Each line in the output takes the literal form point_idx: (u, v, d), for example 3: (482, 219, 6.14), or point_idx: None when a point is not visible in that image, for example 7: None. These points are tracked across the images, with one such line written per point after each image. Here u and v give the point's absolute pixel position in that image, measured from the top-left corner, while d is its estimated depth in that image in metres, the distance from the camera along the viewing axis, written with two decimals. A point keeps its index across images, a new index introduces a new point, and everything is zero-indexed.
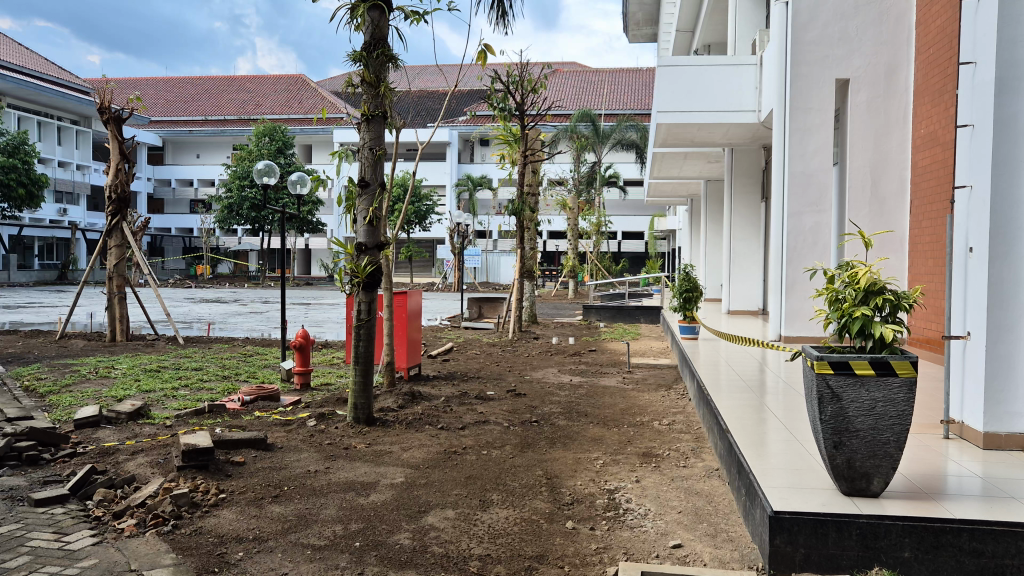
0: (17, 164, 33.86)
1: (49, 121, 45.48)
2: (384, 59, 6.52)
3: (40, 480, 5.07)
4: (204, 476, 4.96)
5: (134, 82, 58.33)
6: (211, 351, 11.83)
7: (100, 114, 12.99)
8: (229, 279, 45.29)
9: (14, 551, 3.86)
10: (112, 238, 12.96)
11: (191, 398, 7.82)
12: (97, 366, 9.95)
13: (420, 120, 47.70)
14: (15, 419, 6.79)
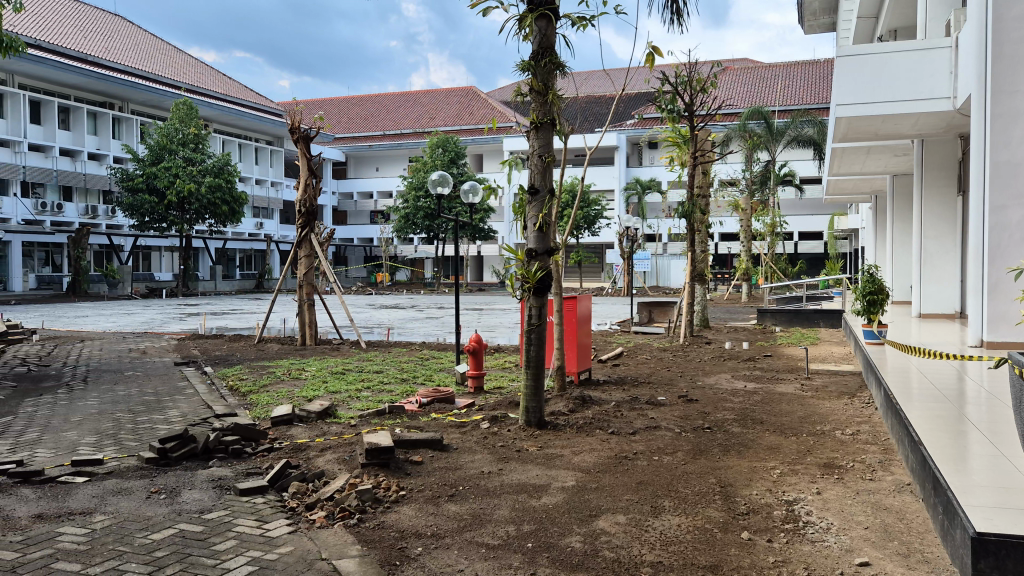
0: (222, 184, 36.92)
1: (248, 143, 49.64)
2: (552, 67, 6.61)
3: (243, 471, 5.54)
4: (385, 473, 5.23)
5: (320, 104, 62.44)
6: (391, 355, 12.43)
7: (291, 133, 13.98)
8: (406, 286, 47.57)
9: (224, 534, 4.23)
10: (302, 249, 13.91)
11: (373, 399, 8.28)
12: (289, 368, 10.72)
13: (587, 126, 47.89)
14: (220, 415, 7.45)
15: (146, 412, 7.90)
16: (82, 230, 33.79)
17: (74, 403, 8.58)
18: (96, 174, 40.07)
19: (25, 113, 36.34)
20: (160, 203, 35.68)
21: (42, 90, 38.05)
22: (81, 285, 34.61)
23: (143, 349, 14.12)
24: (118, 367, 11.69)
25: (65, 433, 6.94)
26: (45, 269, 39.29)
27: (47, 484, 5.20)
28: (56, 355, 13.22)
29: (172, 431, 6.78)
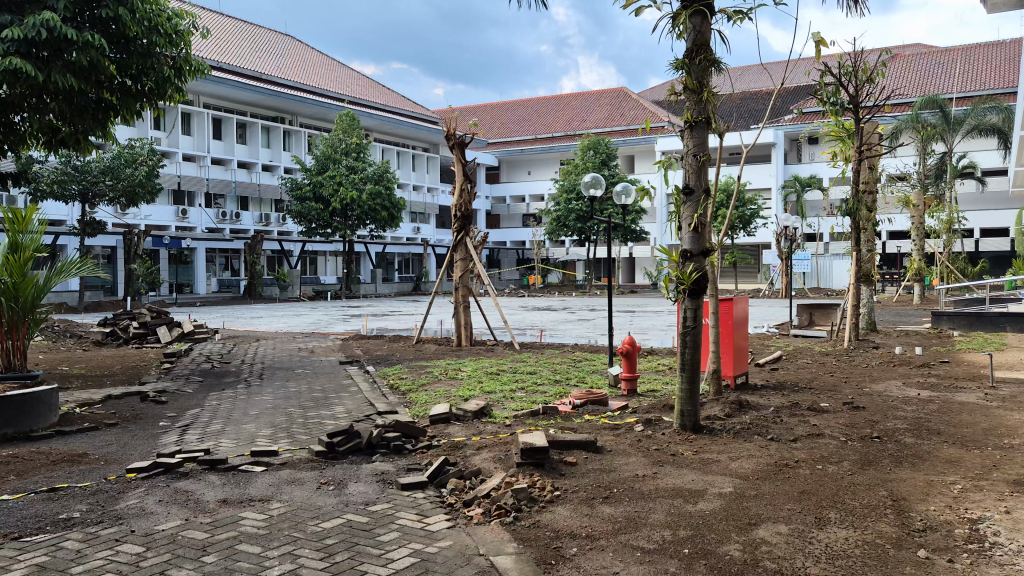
0: (382, 190, 38.53)
1: (406, 151, 51.61)
2: (707, 65, 6.46)
3: (404, 466, 5.76)
4: (540, 473, 5.28)
5: (474, 111, 64.05)
6: (544, 356, 12.57)
7: (447, 140, 14.42)
8: (558, 288, 47.86)
9: (387, 527, 4.43)
10: (458, 252, 14.31)
11: (527, 400, 8.38)
12: (447, 368, 11.03)
13: (742, 123, 46.46)
14: (382, 412, 7.79)
15: (315, 407, 8.39)
16: (258, 236, 36.30)
17: (251, 397, 9.25)
18: (269, 184, 42.95)
19: (208, 130, 39.43)
20: (326, 210, 37.72)
21: (222, 107, 41.21)
22: (256, 288, 37.09)
23: (311, 349, 15.02)
24: (290, 365, 12.49)
25: (245, 425, 7.50)
26: (225, 274, 42.43)
27: (229, 471, 5.62)
28: (236, 353, 14.32)
29: (339, 426, 7.17)
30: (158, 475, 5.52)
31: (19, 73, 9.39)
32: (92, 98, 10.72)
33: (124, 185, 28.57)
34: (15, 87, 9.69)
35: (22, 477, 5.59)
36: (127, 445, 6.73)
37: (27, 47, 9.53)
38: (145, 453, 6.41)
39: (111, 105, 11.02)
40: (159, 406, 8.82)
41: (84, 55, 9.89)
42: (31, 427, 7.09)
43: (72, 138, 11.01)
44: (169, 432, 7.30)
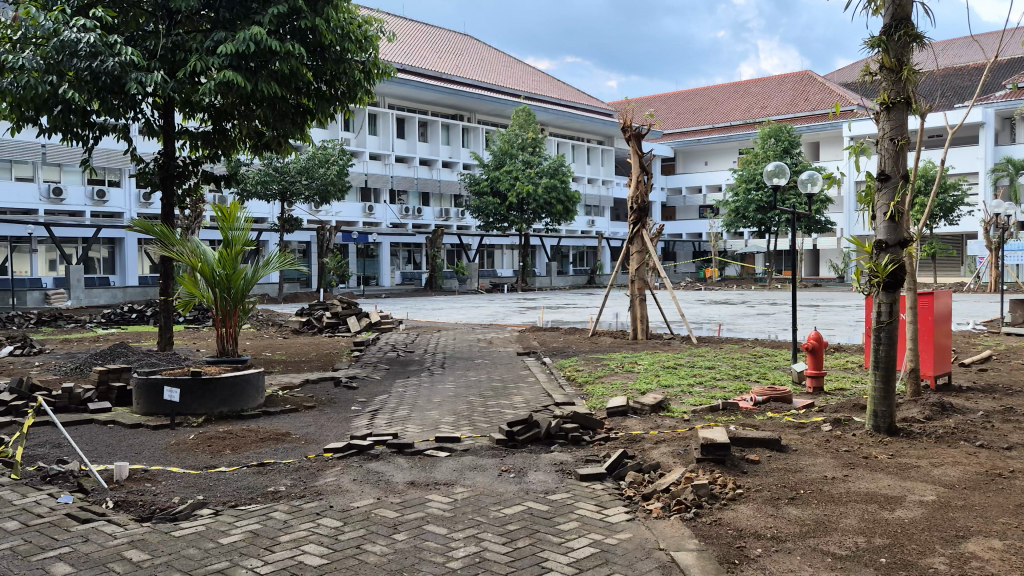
0: (558, 184, 38.70)
1: (581, 144, 51.78)
2: (908, 40, 6.02)
3: (583, 458, 5.81)
4: (721, 470, 5.16)
5: (650, 101, 63.30)
6: (723, 351, 12.22)
7: (624, 132, 14.31)
8: (736, 281, 46.27)
9: (567, 515, 4.48)
10: (634, 245, 14.21)
11: (707, 395, 8.19)
12: (623, 361, 11.00)
13: (945, 103, 42.95)
14: (560, 403, 7.88)
15: (495, 397, 8.64)
16: (439, 231, 37.77)
17: (434, 385, 9.65)
18: (449, 180, 44.53)
19: (392, 129, 41.51)
20: (502, 204, 38.60)
21: (406, 108, 43.18)
22: (437, 281, 38.61)
23: (489, 340, 15.46)
24: (469, 355, 12.91)
25: (429, 411, 7.84)
26: (408, 267, 44.49)
27: (416, 455, 5.90)
28: (419, 342, 15.01)
29: (518, 415, 7.33)
30: (352, 455, 5.88)
31: (232, 84, 10.28)
32: (291, 103, 11.61)
33: (318, 184, 30.54)
34: (228, 97, 10.65)
35: (236, 451, 6.15)
36: (324, 426, 7.23)
37: (238, 60, 10.40)
38: (341, 435, 6.87)
39: (309, 109, 11.90)
40: (351, 391, 9.40)
41: (286, 64, 10.70)
42: (243, 407, 7.77)
43: (274, 141, 11.98)
44: (361, 416, 7.77)
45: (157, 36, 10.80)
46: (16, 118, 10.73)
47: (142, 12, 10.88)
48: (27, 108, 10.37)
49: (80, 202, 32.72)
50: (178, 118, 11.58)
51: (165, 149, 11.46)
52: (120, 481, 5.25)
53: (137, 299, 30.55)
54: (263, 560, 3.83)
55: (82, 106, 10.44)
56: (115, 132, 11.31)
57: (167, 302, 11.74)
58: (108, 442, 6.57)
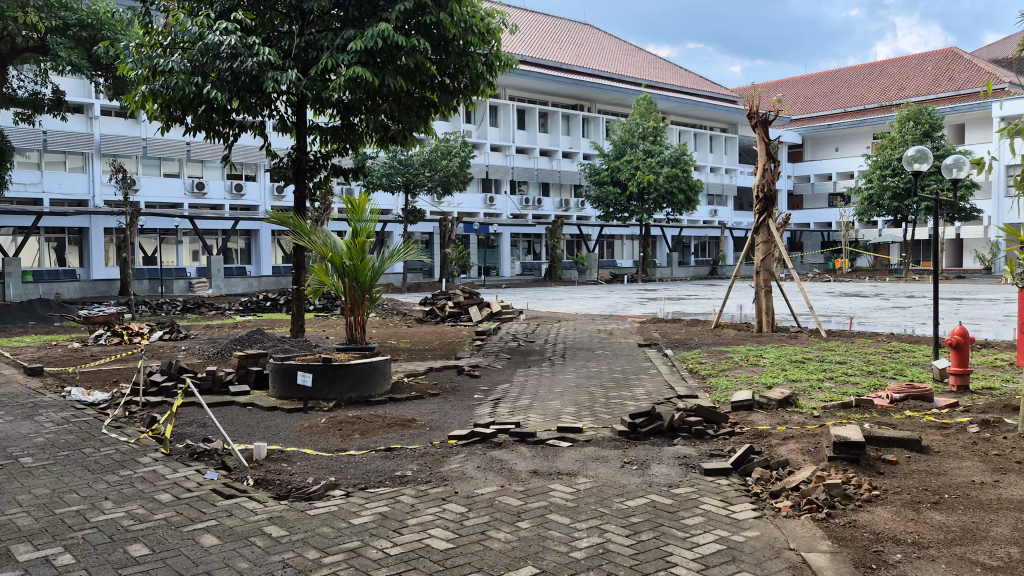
0: (679, 173, 37.84)
1: (703, 132, 50.58)
2: None
3: (706, 452, 5.68)
4: (855, 470, 4.93)
5: (777, 86, 61.18)
6: (855, 345, 11.68)
7: (749, 119, 13.86)
8: (870, 273, 44.10)
9: (691, 510, 4.40)
10: (760, 235, 13.78)
11: (838, 391, 7.85)
12: (747, 354, 10.70)
13: None
14: (682, 396, 7.74)
15: (616, 388, 8.58)
16: (558, 221, 37.84)
17: (555, 375, 9.68)
18: (569, 171, 44.49)
19: (513, 120, 41.87)
20: (622, 194, 38.27)
21: (526, 99, 43.44)
22: (557, 271, 38.74)
23: (609, 331, 15.38)
24: (589, 346, 12.88)
25: (550, 402, 7.87)
26: (528, 258, 44.82)
27: (538, 445, 5.93)
28: (539, 332, 15.11)
29: (640, 408, 7.25)
30: (476, 443, 5.98)
31: (361, 80, 10.63)
32: (416, 97, 11.89)
33: (440, 175, 31.16)
34: (356, 93, 11.01)
35: (365, 436, 6.37)
36: (448, 413, 7.39)
37: (366, 56, 10.73)
38: (464, 422, 6.99)
39: (433, 102, 12.15)
40: (473, 380, 9.56)
41: (412, 58, 10.95)
42: (370, 393, 8.03)
43: (400, 134, 12.31)
44: (483, 404, 7.89)
45: (292, 36, 11.30)
46: (165, 118, 11.46)
47: (277, 14, 11.36)
48: (174, 108, 11.06)
49: (220, 196, 34.71)
50: (310, 115, 12.07)
51: (297, 145, 11.97)
52: (259, 461, 5.53)
53: (271, 288, 32.15)
54: (392, 542, 3.95)
55: (223, 106, 11.06)
56: (253, 129, 11.90)
57: (299, 291, 12.29)
58: (248, 423, 6.94)
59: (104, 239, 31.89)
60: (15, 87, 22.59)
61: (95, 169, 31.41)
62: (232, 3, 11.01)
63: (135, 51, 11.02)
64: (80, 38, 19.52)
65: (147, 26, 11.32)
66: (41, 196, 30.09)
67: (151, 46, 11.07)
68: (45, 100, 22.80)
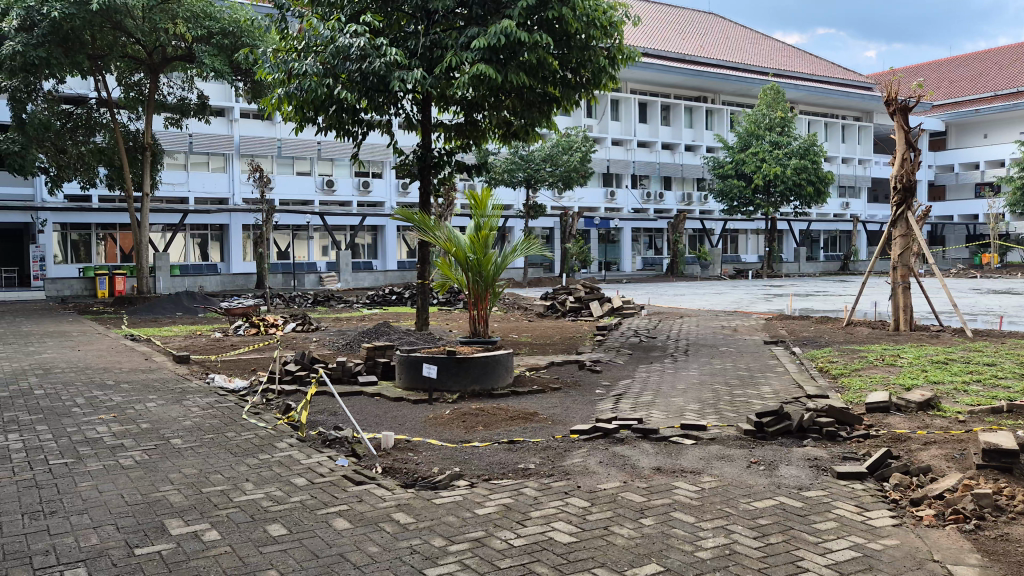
0: (808, 164, 36.16)
1: (835, 121, 48.45)
2: None
3: (839, 454, 5.45)
4: (1007, 480, 4.60)
5: (918, 70, 57.87)
6: (1005, 346, 10.89)
7: (888, 105, 13.11)
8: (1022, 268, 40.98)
9: (823, 515, 4.23)
10: (898, 228, 13.07)
11: (985, 394, 7.36)
12: (883, 354, 10.19)
13: None
14: (812, 396, 7.45)
15: (741, 386, 8.35)
16: (680, 215, 37.11)
17: (678, 372, 9.52)
18: (691, 164, 43.64)
19: (634, 114, 41.47)
20: (747, 187, 37.21)
21: (648, 92, 42.89)
22: (679, 266, 38.06)
23: (734, 327, 14.99)
24: (713, 343, 12.59)
25: (673, 398, 7.74)
26: (649, 253, 44.26)
27: (661, 442, 5.85)
28: (662, 328, 14.88)
29: (767, 407, 7.03)
30: (598, 438, 5.97)
31: (484, 77, 10.75)
32: (538, 93, 11.95)
33: (562, 170, 31.20)
34: (480, 89, 11.16)
35: (487, 428, 6.47)
36: (570, 408, 7.41)
37: (490, 53, 10.85)
38: (586, 417, 6.99)
39: (555, 97, 12.16)
40: (594, 374, 9.54)
41: (534, 54, 11.02)
42: (493, 386, 8.15)
43: (522, 130, 12.40)
44: (605, 399, 7.87)
45: (417, 36, 11.55)
46: (299, 119, 11.97)
47: (403, 14, 11.63)
48: (307, 109, 11.56)
49: (349, 193, 36.10)
50: (434, 112, 12.32)
51: (422, 142, 12.25)
52: (387, 449, 5.71)
53: (396, 282, 33.09)
54: (515, 533, 4.00)
55: (352, 105, 11.45)
56: (380, 127, 12.26)
57: (424, 285, 12.58)
58: (376, 412, 7.18)
59: (242, 235, 33.70)
60: (165, 93, 24.21)
61: (234, 169, 33.26)
62: (361, 6, 11.39)
63: (273, 55, 11.55)
64: (223, 45, 20.67)
65: (283, 31, 11.83)
66: (186, 195, 32.17)
67: (287, 52, 11.59)
68: (190, 105, 24.30)
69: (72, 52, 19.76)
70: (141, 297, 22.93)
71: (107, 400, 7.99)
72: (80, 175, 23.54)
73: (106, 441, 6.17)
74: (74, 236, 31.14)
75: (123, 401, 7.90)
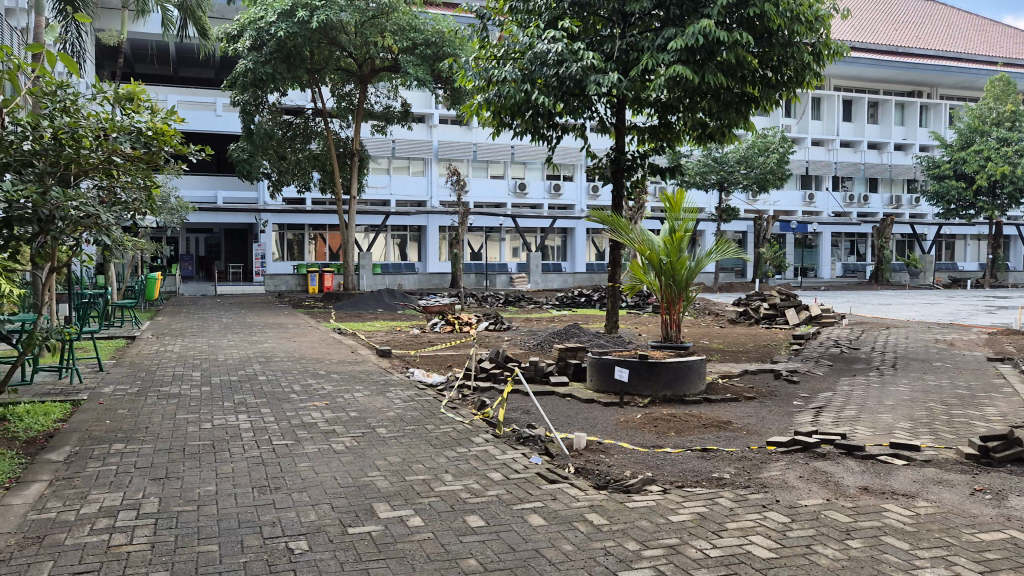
0: None
1: None
2: None
3: None
4: None
5: None
6: None
7: None
8: None
9: None
10: None
11: None
12: None
13: None
14: None
15: (960, 406, 7.67)
16: (887, 220, 34.65)
17: (886, 387, 8.91)
18: (902, 164, 40.66)
19: (838, 112, 39.26)
20: (968, 188, 34.07)
21: (854, 88, 40.41)
22: (884, 274, 35.64)
23: (950, 341, 13.76)
24: (925, 357, 11.66)
25: (881, 415, 7.26)
26: (851, 258, 41.76)
27: (869, 460, 5.51)
28: (866, 339, 13.99)
29: (993, 430, 6.41)
30: (798, 452, 5.71)
31: (680, 78, 10.60)
32: (736, 93, 11.61)
33: (757, 172, 30.04)
34: (676, 90, 11.01)
35: (680, 435, 6.37)
36: (766, 419, 7.14)
37: (687, 54, 10.67)
38: (785, 429, 6.71)
39: (754, 97, 11.77)
40: (792, 385, 9.14)
41: (732, 53, 10.69)
42: (685, 392, 8.01)
43: (717, 131, 12.10)
44: (804, 412, 7.50)
45: (613, 40, 11.59)
46: (495, 124, 12.34)
47: (599, 19, 11.74)
48: (504, 115, 11.88)
49: (540, 196, 36.82)
50: (628, 115, 12.30)
51: (616, 145, 12.27)
52: (579, 450, 5.78)
53: (584, 284, 33.31)
54: (712, 543, 3.92)
55: (548, 110, 11.65)
56: (574, 131, 12.40)
57: (614, 287, 12.58)
58: (568, 413, 7.29)
59: (438, 236, 35.23)
60: (372, 102, 25.81)
61: (433, 173, 34.84)
62: (558, 13, 11.57)
63: (473, 64, 12.02)
64: (426, 55, 21.70)
65: (484, 40, 12.26)
66: (388, 198, 34.18)
67: (486, 58, 11.97)
68: (395, 112, 25.73)
69: (293, 67, 21.66)
70: (347, 294, 24.57)
71: (320, 388, 8.64)
72: (297, 179, 25.58)
73: (321, 426, 6.68)
74: (290, 235, 33.84)
75: (334, 390, 8.51)
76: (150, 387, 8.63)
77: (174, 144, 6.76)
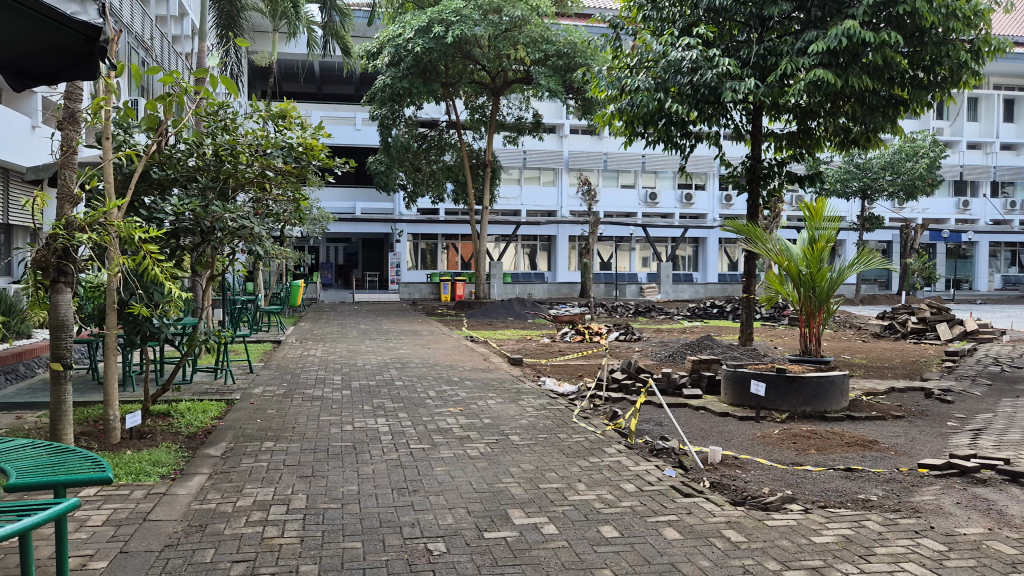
0: None
1: None
2: None
3: None
4: None
5: None
6: None
7: None
8: None
9: None
10: None
11: None
12: None
13: None
14: None
15: None
16: None
17: None
18: None
19: (998, 112, 36.55)
20: None
21: (1016, 86, 37.52)
22: None
23: None
24: None
25: None
26: (1011, 269, 38.83)
27: None
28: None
29: None
30: (955, 476, 5.36)
31: (822, 82, 10.20)
32: (883, 96, 11.07)
33: (905, 179, 28.40)
34: (818, 95, 10.61)
35: (823, 453, 6.11)
36: (916, 439, 6.73)
37: (829, 57, 10.27)
38: (938, 451, 6.31)
39: (903, 100, 11.20)
40: (946, 405, 8.58)
41: (879, 54, 10.19)
42: (826, 408, 7.67)
43: (861, 136, 11.56)
44: (960, 434, 7.02)
45: (750, 44, 11.27)
46: (628, 133, 12.28)
47: (736, 24, 11.46)
48: (637, 124, 11.78)
49: (671, 205, 36.35)
50: (766, 122, 11.94)
51: (752, 152, 11.94)
52: (714, 464, 5.64)
53: (717, 295, 32.48)
54: (859, 568, 3.74)
55: (681, 118, 11.46)
56: (708, 139, 12.15)
57: (750, 299, 12.21)
58: (702, 426, 7.13)
59: (568, 246, 35.39)
60: (505, 113, 26.22)
61: (564, 183, 35.01)
62: (693, 19, 11.38)
63: (606, 74, 11.98)
64: (557, 66, 21.87)
65: (617, 50, 12.19)
66: (518, 208, 34.67)
67: (619, 68, 11.90)
68: (527, 123, 26.01)
69: (429, 81, 22.32)
70: (478, 302, 25.07)
71: (454, 394, 8.85)
72: (432, 191, 26.31)
73: (455, 432, 6.84)
74: (423, 244, 35.05)
75: (467, 397, 8.69)
76: (296, 388, 9.11)
77: (321, 158, 7.00)
